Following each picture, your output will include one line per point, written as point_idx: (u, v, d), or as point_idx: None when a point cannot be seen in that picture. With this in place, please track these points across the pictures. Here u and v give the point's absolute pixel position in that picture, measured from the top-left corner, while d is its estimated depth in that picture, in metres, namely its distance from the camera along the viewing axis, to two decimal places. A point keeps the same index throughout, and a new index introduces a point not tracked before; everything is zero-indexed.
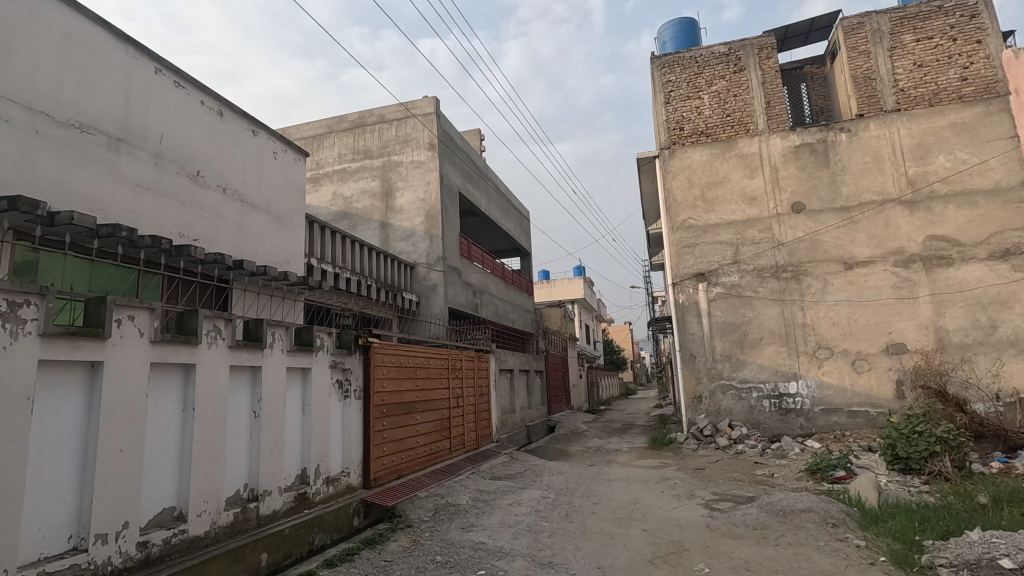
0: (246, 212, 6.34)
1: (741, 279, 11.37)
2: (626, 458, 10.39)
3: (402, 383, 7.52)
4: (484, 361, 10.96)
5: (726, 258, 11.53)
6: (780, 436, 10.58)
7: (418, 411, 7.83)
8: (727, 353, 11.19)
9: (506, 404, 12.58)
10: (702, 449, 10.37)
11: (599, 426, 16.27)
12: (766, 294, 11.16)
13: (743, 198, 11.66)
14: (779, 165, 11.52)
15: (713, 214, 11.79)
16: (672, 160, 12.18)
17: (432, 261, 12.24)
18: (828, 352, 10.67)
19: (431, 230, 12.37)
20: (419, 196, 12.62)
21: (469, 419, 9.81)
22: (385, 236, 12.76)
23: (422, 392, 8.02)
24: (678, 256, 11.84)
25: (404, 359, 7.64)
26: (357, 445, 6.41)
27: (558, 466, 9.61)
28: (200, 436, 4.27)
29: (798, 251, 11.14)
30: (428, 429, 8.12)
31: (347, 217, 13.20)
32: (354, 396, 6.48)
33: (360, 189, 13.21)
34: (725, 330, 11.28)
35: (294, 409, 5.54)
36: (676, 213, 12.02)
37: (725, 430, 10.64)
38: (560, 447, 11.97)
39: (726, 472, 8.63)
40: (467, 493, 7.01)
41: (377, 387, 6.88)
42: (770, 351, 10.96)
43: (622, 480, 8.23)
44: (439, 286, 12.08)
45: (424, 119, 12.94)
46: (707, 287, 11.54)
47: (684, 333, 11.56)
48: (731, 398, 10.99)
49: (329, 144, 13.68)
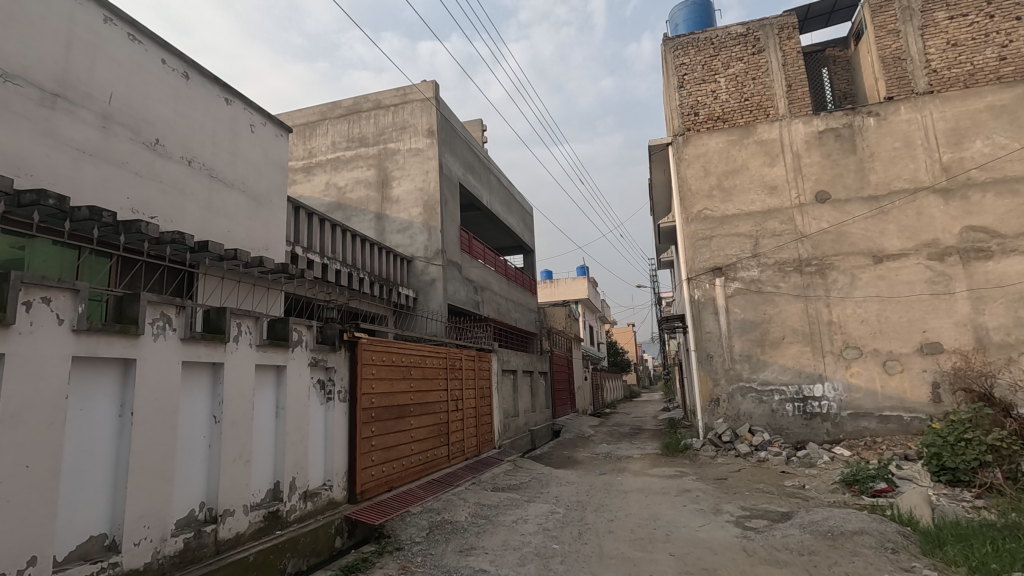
0: (217, 189, 5.60)
1: (761, 273, 10.60)
2: (639, 466, 9.62)
3: (396, 384, 6.77)
4: (485, 361, 10.19)
5: (745, 251, 10.76)
6: (805, 443, 9.80)
7: (413, 415, 7.09)
8: (747, 353, 10.41)
9: (509, 407, 11.80)
10: (721, 457, 9.58)
11: (607, 430, 15.49)
12: (788, 289, 10.39)
13: (763, 186, 10.89)
14: (802, 151, 10.76)
15: (730, 204, 11.02)
16: (686, 148, 11.44)
17: (431, 255, 11.50)
18: (856, 352, 9.90)
19: (430, 221, 11.64)
20: (417, 185, 11.88)
21: (470, 424, 9.04)
22: (381, 228, 12.03)
23: (418, 394, 7.28)
24: (693, 249, 11.10)
25: (398, 357, 6.90)
26: (341, 454, 5.66)
27: (566, 475, 8.83)
28: (141, 446, 3.52)
29: (822, 244, 10.38)
30: (425, 435, 7.37)
31: (340, 208, 12.45)
32: (339, 398, 5.73)
33: (355, 179, 12.47)
34: (744, 329, 10.50)
35: (266, 413, 4.78)
36: (691, 203, 11.26)
37: (745, 437, 9.86)
38: (567, 453, 11.20)
39: (751, 482, 7.86)
40: (466, 507, 6.24)
41: (366, 388, 6.12)
42: (793, 351, 10.19)
43: (638, 492, 7.47)
44: (438, 281, 11.32)
45: (422, 104, 12.23)
46: (725, 282, 10.78)
47: (699, 331, 10.80)
48: (751, 401, 10.22)
49: (323, 131, 12.95)
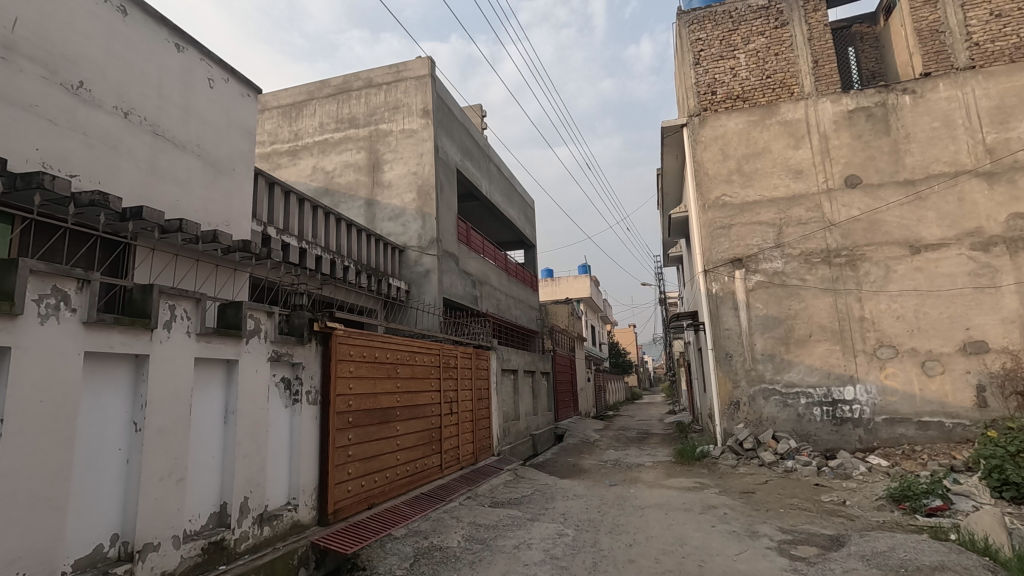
0: (163, 150, 4.69)
1: (785, 265, 9.71)
2: (653, 475, 8.71)
3: (380, 384, 5.86)
4: (483, 360, 9.28)
5: (767, 241, 9.87)
6: (835, 451, 8.90)
7: (399, 420, 6.18)
8: (770, 352, 9.51)
9: (509, 410, 10.88)
10: (744, 466, 8.67)
11: (613, 434, 14.58)
12: (815, 282, 9.50)
13: (787, 171, 9.99)
14: (830, 132, 9.87)
15: (751, 189, 10.12)
16: (702, 129, 10.55)
17: (425, 244, 10.59)
18: (892, 351, 9.00)
19: (424, 208, 10.74)
20: (411, 169, 10.99)
21: (466, 429, 8.14)
22: (371, 216, 11.12)
23: (406, 396, 6.38)
24: (710, 239, 10.20)
25: (383, 352, 5.99)
26: (309, 467, 4.74)
27: (572, 486, 7.91)
28: (19, 464, 2.61)
29: (853, 233, 9.48)
30: (413, 442, 6.47)
31: (328, 194, 11.53)
32: (308, 400, 4.82)
33: (343, 162, 11.55)
34: (767, 326, 9.60)
35: (211, 419, 3.87)
36: (708, 188, 10.36)
37: (769, 444, 8.95)
38: (572, 461, 10.29)
39: (783, 497, 6.95)
40: (459, 529, 5.33)
41: (342, 389, 5.20)
42: (821, 350, 9.29)
43: (655, 508, 6.56)
44: (432, 273, 10.41)
45: (417, 82, 11.34)
46: (745, 275, 9.87)
47: (717, 328, 9.88)
48: (775, 405, 9.32)
49: (310, 112, 12.02)
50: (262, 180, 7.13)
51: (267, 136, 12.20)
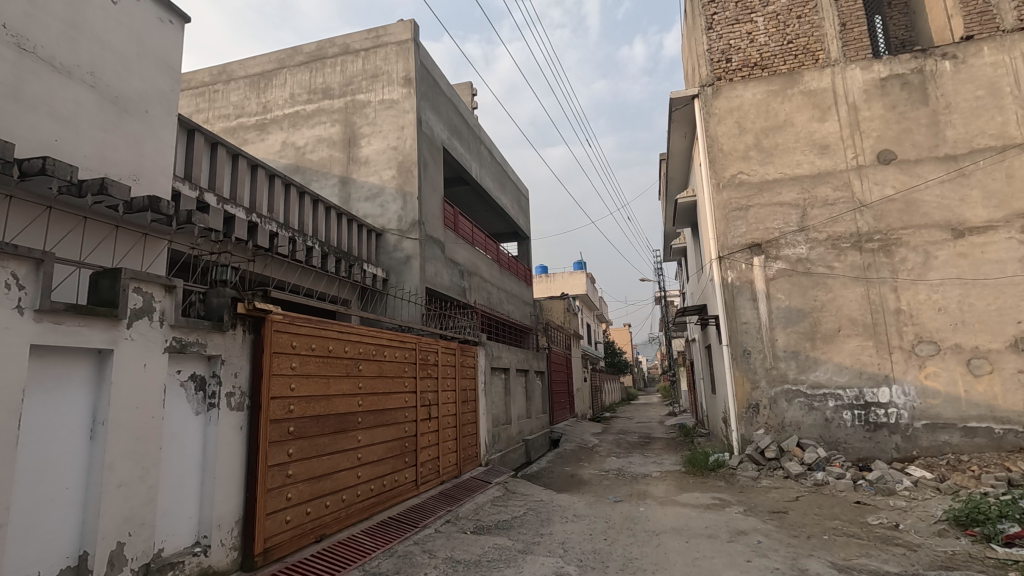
0: (34, 70, 3.50)
1: (810, 251, 8.64)
2: (663, 489, 7.60)
3: (335, 384, 4.68)
4: (469, 356, 8.12)
5: (789, 224, 8.80)
6: (869, 461, 7.85)
7: (361, 429, 5.01)
8: (794, 348, 8.43)
9: (499, 413, 9.75)
10: (766, 479, 7.58)
11: (613, 439, 13.49)
12: (844, 270, 8.44)
13: (811, 146, 8.92)
14: (860, 103, 8.81)
15: (771, 166, 9.04)
16: (716, 101, 9.45)
17: (405, 227, 9.44)
18: (932, 348, 7.95)
19: (404, 186, 9.59)
20: (390, 144, 9.84)
21: (448, 437, 7.00)
22: (346, 196, 9.94)
23: (370, 399, 5.21)
24: (726, 222, 9.09)
25: (339, 344, 4.82)
26: (228, 494, 3.56)
27: (571, 503, 6.80)
28: None
29: (887, 214, 8.43)
30: (381, 455, 5.31)
31: (299, 172, 10.34)
32: (229, 405, 3.64)
33: (316, 137, 10.35)
34: (790, 319, 8.53)
35: (65, 433, 2.71)
36: (723, 166, 9.25)
37: (794, 452, 7.88)
38: (570, 470, 9.17)
39: (821, 518, 5.87)
40: (431, 570, 4.18)
41: (279, 391, 4.01)
42: (852, 346, 8.22)
43: (672, 533, 5.44)
44: (414, 259, 9.24)
45: (398, 47, 10.19)
46: (765, 263, 8.79)
47: (734, 322, 8.77)
48: (799, 408, 8.25)
49: (280, 82, 10.79)
50: (199, 138, 5.89)
51: (233, 109, 10.98)
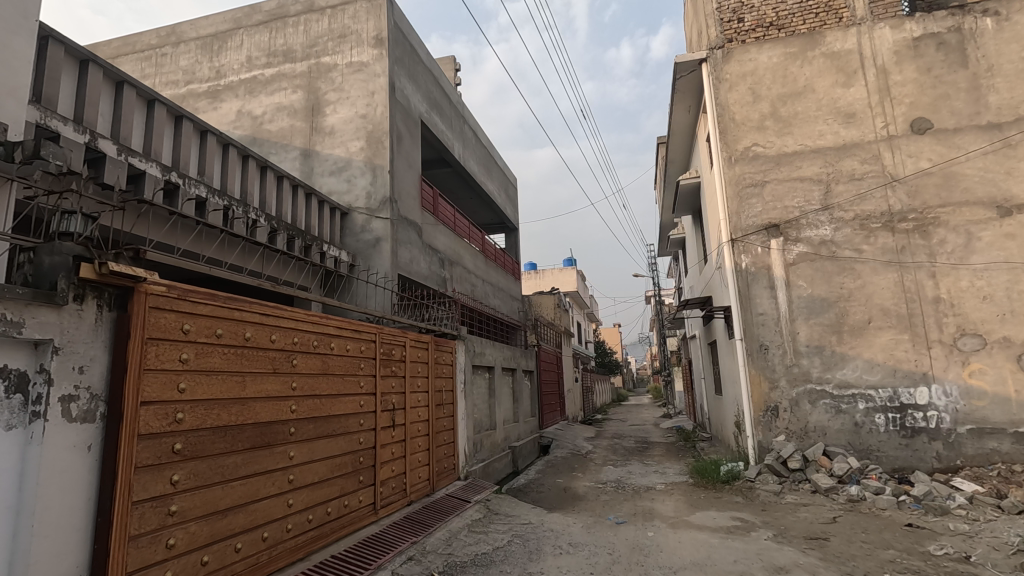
0: None
1: (834, 232, 7.62)
2: (672, 507, 6.50)
3: (253, 383, 3.50)
4: (445, 351, 6.97)
5: (811, 202, 7.77)
6: (906, 471, 6.83)
7: (294, 442, 3.85)
8: (817, 343, 7.41)
9: (482, 418, 8.62)
10: (791, 493, 6.52)
11: (608, 444, 12.39)
12: (874, 254, 7.43)
13: (835, 114, 7.89)
14: (890, 65, 7.79)
15: (789, 138, 7.99)
16: (728, 65, 8.38)
17: (374, 206, 8.27)
18: (977, 341, 6.94)
19: (374, 159, 8.42)
20: (359, 111, 8.67)
21: (418, 448, 5.84)
22: (308, 170, 8.74)
23: (308, 403, 4.05)
24: (739, 200, 8.03)
25: (263, 331, 3.65)
26: (61, 549, 2.36)
27: (566, 526, 5.69)
28: None
29: (923, 190, 7.42)
30: (323, 476, 4.14)
31: (255, 144, 9.10)
32: (66, 415, 2.44)
33: (275, 105, 9.10)
34: (813, 310, 7.50)
35: None
36: (735, 138, 8.18)
37: (820, 462, 6.84)
38: (562, 482, 8.05)
39: (870, 547, 4.79)
40: None
41: (158, 393, 2.82)
42: (885, 340, 7.21)
43: (693, 570, 4.33)
44: (384, 242, 8.07)
45: (368, 4, 9.00)
46: (784, 246, 7.75)
47: (749, 313, 7.70)
48: (825, 411, 7.22)
49: (236, 44, 9.53)
50: (96, 72, 4.48)
51: (182, 75, 9.71)
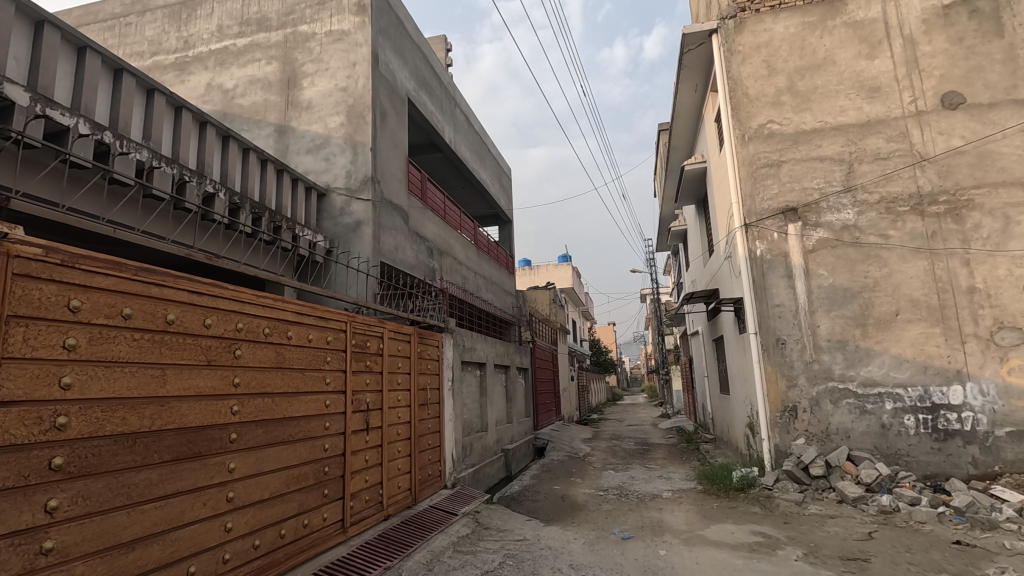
0: None
1: (858, 216, 6.98)
2: (683, 519, 5.82)
3: (179, 378, 2.78)
4: (431, 345, 6.25)
5: (832, 183, 7.13)
6: (939, 479, 6.19)
7: (237, 451, 3.11)
8: (840, 338, 6.76)
9: (473, 419, 7.90)
10: (816, 504, 5.86)
11: (607, 446, 11.72)
12: (902, 240, 6.79)
13: (858, 88, 7.24)
14: (918, 35, 7.15)
15: (808, 114, 7.34)
16: (740, 36, 7.70)
17: (355, 186, 7.54)
18: (1016, 335, 6.32)
19: (355, 136, 7.70)
20: (339, 84, 7.93)
21: (397, 454, 5.11)
22: (282, 148, 7.99)
23: (256, 403, 3.31)
24: (753, 181, 7.36)
25: (195, 313, 2.92)
26: None
27: (566, 544, 4.98)
28: None
29: (956, 170, 6.79)
30: (275, 491, 3.41)
31: (226, 121, 8.34)
32: None
33: (247, 77, 8.34)
34: (835, 301, 6.85)
35: None
36: (749, 114, 7.52)
37: (846, 469, 6.18)
38: (560, 490, 7.36)
39: (919, 570, 4.13)
40: None
41: (26, 391, 2.09)
42: (914, 334, 6.57)
43: None
44: (365, 225, 7.34)
45: None
46: (803, 231, 7.09)
47: (765, 305, 7.04)
48: (848, 412, 6.57)
49: (206, 12, 8.76)
50: (7, 5, 3.73)
51: (147, 46, 8.94)
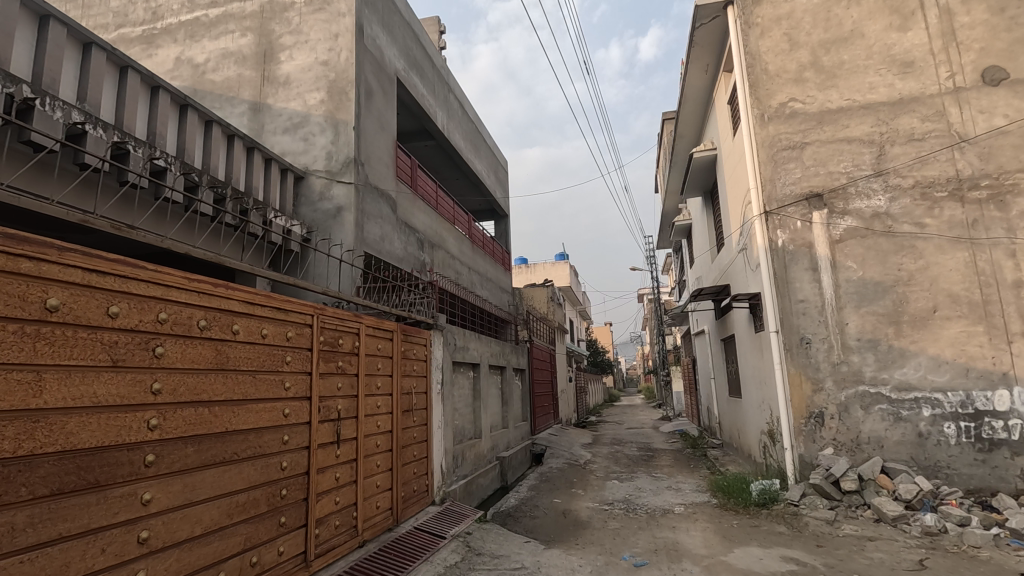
0: None
1: (889, 203, 6.34)
2: (701, 540, 5.15)
3: (65, 384, 2.08)
4: (417, 344, 5.55)
5: (861, 167, 6.49)
6: (985, 494, 5.54)
7: (154, 477, 2.41)
8: (871, 337, 6.11)
9: (465, 425, 7.21)
10: (851, 524, 5.19)
11: (609, 452, 11.05)
12: (939, 229, 6.15)
13: (889, 64, 6.60)
14: (955, 5, 6.52)
15: (834, 92, 6.70)
16: (759, 7, 7.03)
17: (336, 168, 6.84)
18: None
19: (336, 113, 7.00)
20: (319, 57, 7.22)
21: (375, 470, 4.42)
22: (257, 128, 7.27)
23: (187, 414, 2.61)
24: (774, 165, 6.71)
25: (94, 299, 2.22)
26: None
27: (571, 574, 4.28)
28: None
29: (998, 152, 6.16)
30: (212, 524, 2.70)
31: (196, 98, 7.62)
32: None
33: (220, 50, 7.63)
34: (865, 297, 6.20)
35: None
36: (769, 92, 6.86)
37: (882, 484, 5.52)
38: (561, 504, 6.67)
39: None
40: None
41: None
42: (954, 333, 5.93)
43: None
44: (347, 211, 6.64)
45: None
46: (828, 219, 6.45)
47: (787, 300, 6.38)
48: (881, 419, 5.92)
49: None
50: None
51: (112, 17, 8.20)
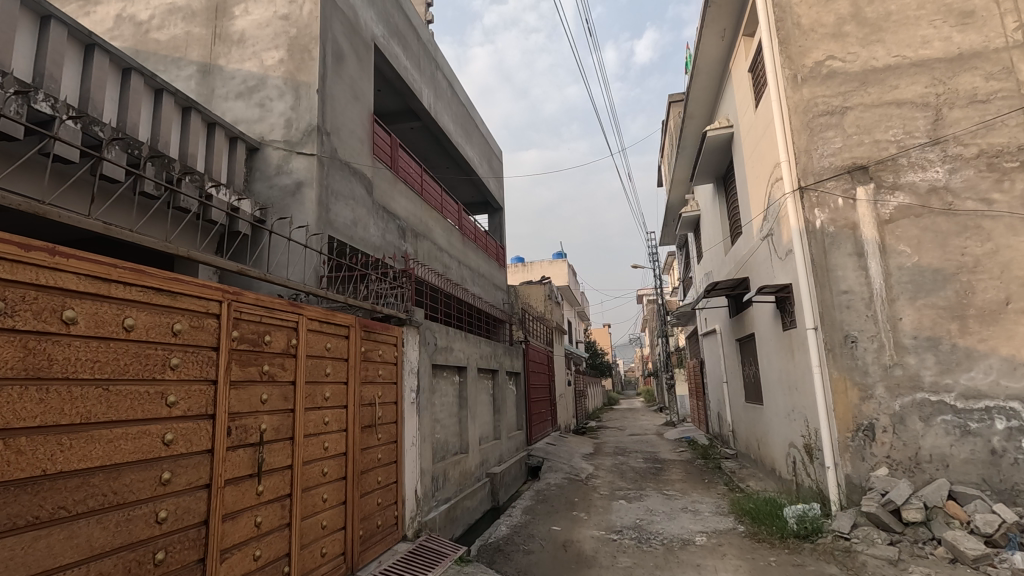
0: None
1: (948, 176, 5.36)
2: None
3: None
4: (382, 343, 4.52)
5: (913, 134, 5.50)
6: None
7: None
8: (930, 335, 5.12)
9: (447, 438, 6.16)
10: (920, 565, 4.17)
11: (612, 464, 10.02)
12: (1010, 206, 5.18)
13: (946, 14, 5.63)
14: None
15: (879, 48, 5.72)
16: None
17: (295, 138, 5.81)
18: None
19: (296, 74, 5.97)
20: (278, 10, 6.21)
21: (319, 507, 3.39)
22: (206, 93, 6.26)
23: None
24: (810, 133, 5.71)
25: None
26: None
27: None
28: None
29: None
30: None
31: (138, 60, 6.61)
32: None
33: (166, 6, 6.62)
34: (923, 287, 5.21)
35: None
36: (802, 50, 5.86)
37: (954, 517, 4.51)
38: (560, 532, 5.65)
39: None
40: None
41: None
42: None
43: None
44: (308, 187, 5.60)
45: None
46: (875, 196, 5.46)
47: (829, 291, 5.37)
48: (945, 433, 4.92)
49: None
50: None
51: None
